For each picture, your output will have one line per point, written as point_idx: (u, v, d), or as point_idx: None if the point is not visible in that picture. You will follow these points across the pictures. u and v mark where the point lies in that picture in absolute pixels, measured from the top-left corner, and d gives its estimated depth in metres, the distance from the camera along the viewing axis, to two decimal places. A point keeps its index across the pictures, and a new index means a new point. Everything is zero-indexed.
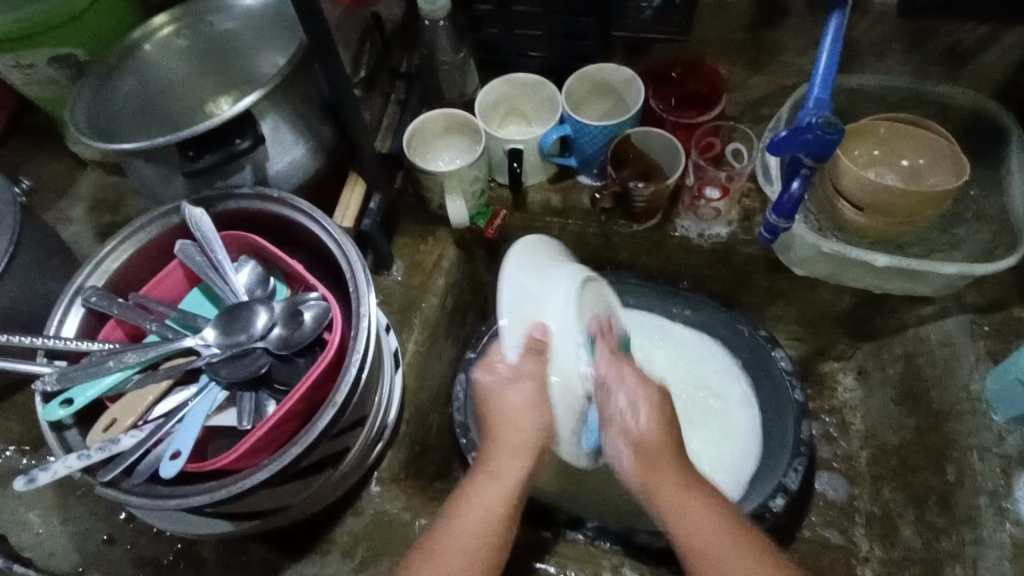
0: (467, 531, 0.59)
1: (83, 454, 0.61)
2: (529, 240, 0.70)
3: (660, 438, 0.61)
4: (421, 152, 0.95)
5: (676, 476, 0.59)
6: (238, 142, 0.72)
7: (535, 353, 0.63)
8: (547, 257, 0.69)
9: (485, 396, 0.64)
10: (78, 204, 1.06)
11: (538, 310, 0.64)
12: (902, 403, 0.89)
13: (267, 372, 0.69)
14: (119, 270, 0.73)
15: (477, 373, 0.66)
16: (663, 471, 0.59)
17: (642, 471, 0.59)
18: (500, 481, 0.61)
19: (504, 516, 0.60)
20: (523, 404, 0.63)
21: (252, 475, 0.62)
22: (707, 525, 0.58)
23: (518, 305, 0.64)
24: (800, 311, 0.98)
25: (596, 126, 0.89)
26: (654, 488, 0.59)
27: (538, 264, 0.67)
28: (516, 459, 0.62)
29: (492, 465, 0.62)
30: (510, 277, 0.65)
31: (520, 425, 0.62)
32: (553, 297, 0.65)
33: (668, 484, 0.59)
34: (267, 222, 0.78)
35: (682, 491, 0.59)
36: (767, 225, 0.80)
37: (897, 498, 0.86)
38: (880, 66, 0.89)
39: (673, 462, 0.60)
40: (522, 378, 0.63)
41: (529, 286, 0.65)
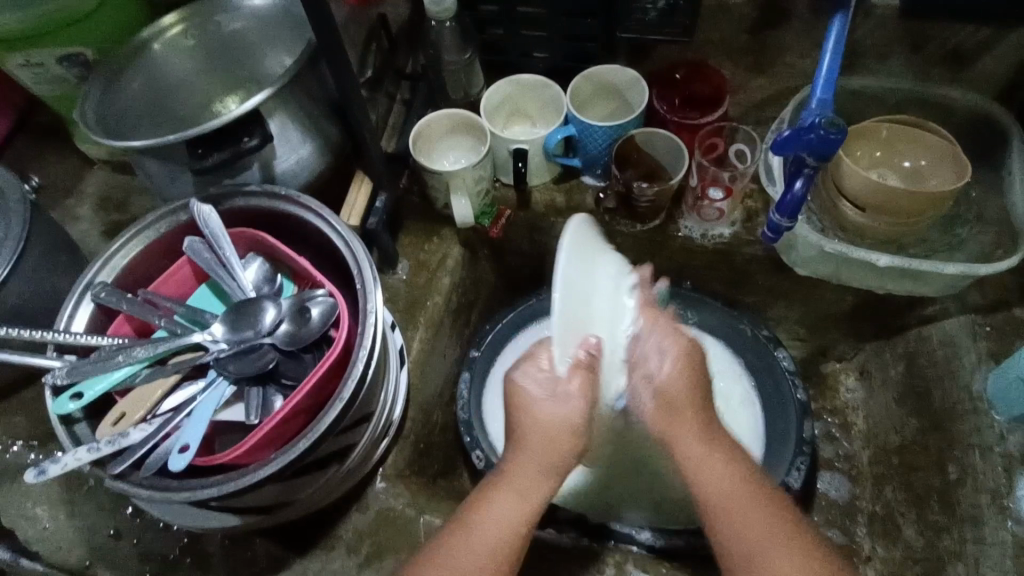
0: (489, 555, 0.56)
1: (92, 446, 0.62)
2: (576, 221, 0.57)
3: (689, 395, 0.60)
4: (426, 152, 0.96)
5: (700, 429, 0.59)
6: (247, 140, 0.73)
7: (585, 368, 0.57)
8: (590, 246, 0.57)
9: (520, 402, 0.59)
10: (86, 202, 1.07)
11: (592, 319, 0.57)
12: (903, 403, 0.90)
13: (275, 367, 0.70)
14: (128, 267, 0.74)
15: (516, 376, 0.60)
16: (685, 417, 0.59)
17: (661, 415, 0.59)
18: (522, 501, 0.57)
19: (518, 549, 0.56)
20: (563, 423, 0.58)
21: (260, 469, 0.63)
22: (729, 484, 0.57)
23: (574, 306, 0.54)
24: (802, 311, 0.99)
25: (600, 127, 0.90)
26: (675, 437, 0.59)
27: (584, 250, 0.56)
28: (546, 480, 0.58)
29: (514, 486, 0.58)
30: (565, 266, 0.53)
31: (552, 441, 0.58)
32: (605, 296, 0.57)
33: (690, 433, 0.59)
34: (274, 220, 0.78)
35: (703, 446, 0.58)
36: (769, 224, 0.80)
37: (898, 498, 0.86)
38: (883, 68, 0.90)
39: (696, 413, 0.59)
40: (564, 394, 0.58)
41: (582, 289, 0.55)
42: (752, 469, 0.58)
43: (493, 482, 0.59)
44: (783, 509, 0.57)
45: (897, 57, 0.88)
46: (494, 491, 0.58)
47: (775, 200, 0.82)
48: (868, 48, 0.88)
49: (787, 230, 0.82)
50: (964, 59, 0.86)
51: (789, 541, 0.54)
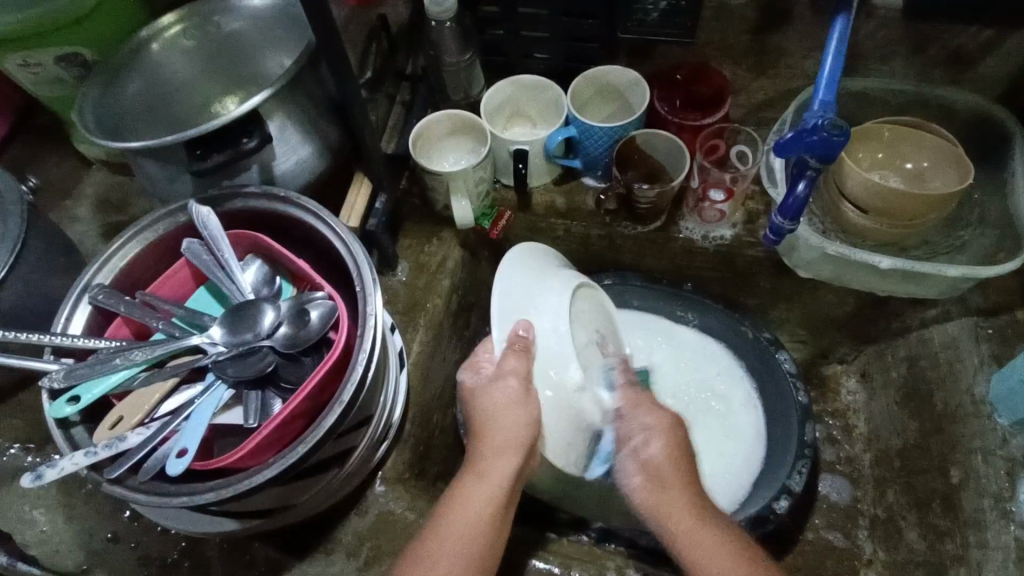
0: (453, 530, 0.59)
1: (90, 451, 0.61)
2: (516, 249, 0.75)
3: (677, 468, 0.64)
4: (426, 153, 0.96)
5: (688, 505, 0.62)
6: (246, 141, 0.72)
7: (519, 350, 0.65)
8: (535, 265, 0.74)
9: (471, 394, 0.66)
10: (84, 203, 1.06)
11: (529, 310, 0.69)
12: (905, 405, 0.90)
13: (273, 370, 0.69)
14: (126, 269, 0.74)
15: (462, 374, 0.69)
16: (670, 487, 0.63)
17: (647, 492, 0.63)
18: (489, 479, 0.62)
19: (488, 525, 0.60)
20: (505, 402, 0.64)
21: (259, 473, 0.62)
22: (720, 553, 0.59)
23: (509, 302, 0.69)
24: (805, 314, 0.98)
25: (601, 127, 0.89)
26: (664, 513, 0.61)
27: (534, 269, 0.73)
28: (502, 457, 0.63)
29: (481, 464, 0.63)
30: (503, 281, 0.70)
31: (501, 423, 0.63)
32: (547, 298, 0.70)
33: (679, 507, 0.61)
34: (272, 221, 0.78)
35: (692, 519, 0.61)
36: (772, 226, 0.79)
37: (901, 501, 0.86)
38: (885, 69, 0.90)
39: (682, 486, 0.63)
40: (504, 376, 0.64)
41: (523, 288, 0.70)
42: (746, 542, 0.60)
43: (465, 467, 0.64)
44: (772, 573, 0.58)
45: (900, 58, 0.88)
46: (467, 472, 0.63)
47: (777, 202, 0.81)
48: (870, 49, 0.88)
49: (789, 232, 0.81)
50: (966, 61, 0.85)
51: None
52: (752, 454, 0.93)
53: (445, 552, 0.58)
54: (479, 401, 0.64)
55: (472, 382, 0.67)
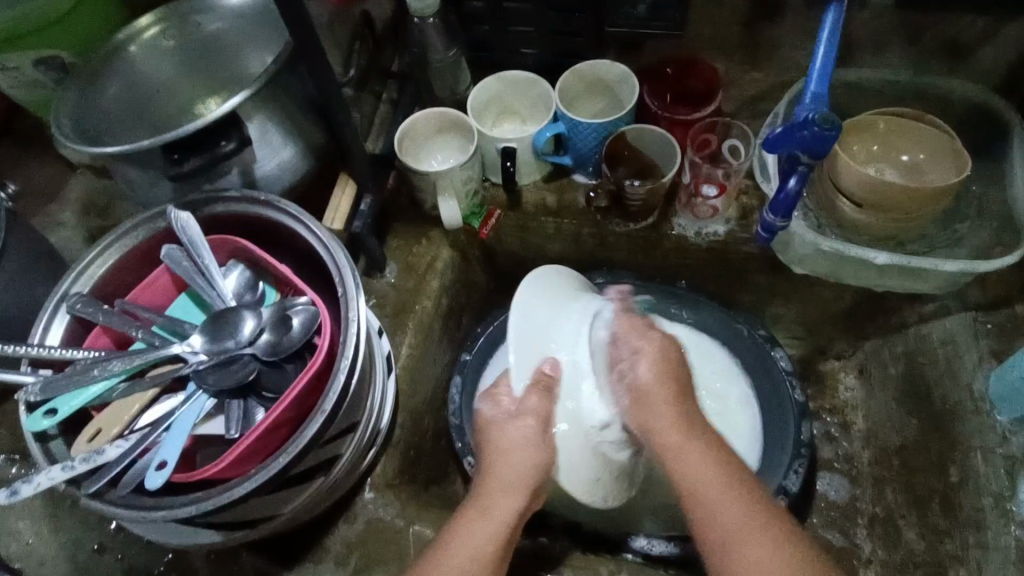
0: (465, 563, 0.60)
1: (67, 465, 0.60)
2: (557, 269, 0.77)
3: (662, 383, 0.67)
4: (413, 152, 0.94)
5: (673, 414, 0.65)
6: (224, 144, 0.71)
7: (542, 388, 0.69)
8: (565, 291, 0.76)
9: (485, 427, 0.69)
10: (68, 208, 1.05)
11: (550, 346, 0.72)
12: (904, 403, 0.88)
13: (256, 378, 0.68)
14: (105, 276, 0.72)
15: (480, 404, 0.70)
16: (653, 396, 0.66)
17: (633, 403, 0.67)
18: (493, 517, 0.63)
19: (493, 561, 0.61)
20: (524, 441, 0.67)
21: (240, 485, 0.61)
22: (703, 466, 0.62)
23: (532, 338, 0.71)
24: (801, 310, 0.97)
25: (590, 124, 0.87)
26: (648, 424, 0.66)
27: (554, 297, 0.74)
28: (508, 496, 0.64)
29: (486, 503, 0.64)
30: (523, 304, 0.72)
31: (514, 462, 0.66)
32: (566, 329, 0.73)
33: (660, 422, 0.65)
34: (255, 226, 0.76)
35: (675, 429, 0.64)
36: (764, 224, 0.79)
37: (899, 499, 0.85)
38: (880, 60, 0.88)
39: (667, 399, 0.66)
40: (524, 415, 0.68)
41: (541, 321, 0.72)
42: (729, 453, 0.64)
43: (468, 505, 0.65)
44: (758, 492, 0.61)
45: (895, 48, 0.86)
46: (469, 510, 0.64)
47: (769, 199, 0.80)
48: (865, 40, 0.86)
49: (781, 229, 0.81)
50: (962, 50, 0.83)
51: (753, 511, 0.59)
52: (748, 457, 0.89)
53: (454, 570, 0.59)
54: (495, 437, 0.67)
55: (486, 416, 0.69)
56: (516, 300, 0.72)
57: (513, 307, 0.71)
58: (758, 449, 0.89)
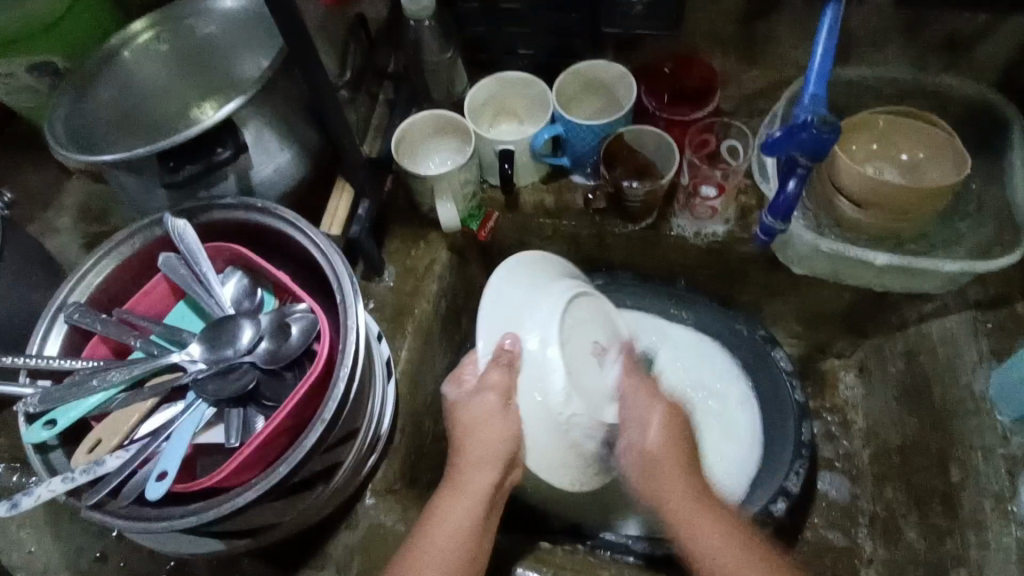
0: (434, 536, 0.62)
1: (67, 477, 0.60)
2: (532, 255, 0.80)
3: (670, 446, 0.68)
4: (410, 154, 0.94)
5: (682, 476, 0.66)
6: (220, 151, 0.70)
7: (504, 364, 0.70)
8: (537, 275, 0.78)
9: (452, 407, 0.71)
10: (65, 214, 1.04)
11: (519, 326, 0.72)
12: (904, 401, 0.88)
13: (255, 387, 0.67)
14: (103, 285, 0.72)
15: (446, 386, 0.73)
16: (657, 443, 0.68)
17: (644, 475, 0.67)
18: (464, 491, 0.65)
19: (470, 538, 0.63)
20: (485, 416, 0.68)
21: (241, 494, 0.61)
22: (713, 537, 0.62)
23: (500, 317, 0.73)
24: (800, 309, 0.97)
25: (589, 126, 0.87)
26: (658, 484, 0.66)
27: (529, 284, 0.76)
28: (480, 470, 0.66)
29: (457, 477, 0.66)
30: (497, 283, 0.75)
31: (481, 437, 0.67)
32: (537, 310, 0.73)
33: (670, 483, 0.65)
34: (252, 233, 0.76)
35: (688, 501, 0.64)
36: (763, 226, 0.78)
37: (900, 498, 0.85)
38: (878, 58, 0.88)
39: (681, 470, 0.66)
40: (484, 390, 0.69)
41: (514, 300, 0.74)
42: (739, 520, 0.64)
43: (444, 482, 0.67)
44: (774, 561, 0.61)
45: (893, 45, 0.85)
46: (446, 488, 0.66)
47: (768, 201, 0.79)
48: (863, 38, 0.86)
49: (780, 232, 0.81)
50: (959, 47, 0.83)
51: None
52: (749, 458, 0.89)
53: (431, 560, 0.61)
54: (463, 414, 0.69)
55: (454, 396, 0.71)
56: (488, 285, 0.75)
57: (485, 293, 0.75)
58: (758, 449, 0.89)
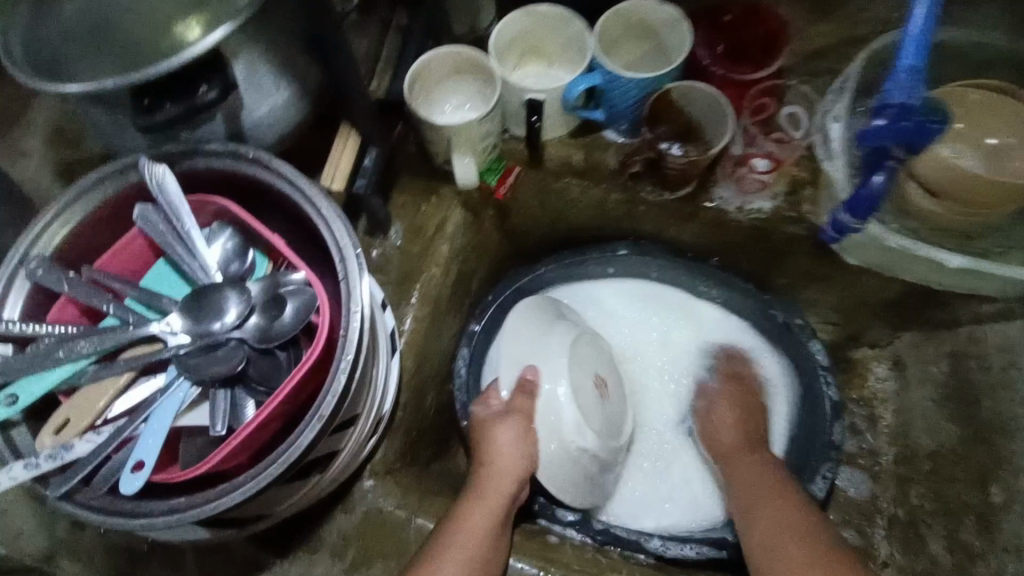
0: (467, 530, 0.66)
1: (31, 462, 0.53)
2: (542, 297, 0.89)
3: (732, 420, 0.81)
4: (424, 97, 0.83)
5: (736, 443, 0.79)
6: (205, 91, 0.59)
7: (524, 391, 0.79)
8: (544, 315, 0.86)
9: (479, 424, 0.78)
10: (34, 134, 0.91)
11: (535, 359, 0.82)
12: (943, 406, 0.83)
13: (244, 369, 0.60)
14: (71, 237, 0.62)
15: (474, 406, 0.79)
16: (724, 412, 0.83)
17: (700, 416, 0.85)
18: (485, 498, 0.70)
19: (489, 538, 0.66)
20: (508, 442, 0.75)
21: (228, 494, 0.54)
22: (755, 482, 0.72)
23: (518, 354, 0.83)
24: (841, 297, 0.89)
25: (633, 78, 0.76)
26: (717, 440, 0.81)
27: (542, 325, 0.85)
28: (502, 480, 0.72)
29: (482, 483, 0.72)
30: (512, 323, 0.85)
31: (503, 456, 0.74)
32: (554, 346, 0.82)
33: (719, 445, 0.80)
34: (243, 185, 0.66)
35: (731, 448, 0.79)
36: (835, 223, 0.72)
37: (926, 506, 0.80)
38: (972, 18, 0.76)
39: (742, 429, 0.81)
40: (510, 412, 0.77)
41: (535, 339, 0.83)
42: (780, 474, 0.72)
43: (469, 489, 0.72)
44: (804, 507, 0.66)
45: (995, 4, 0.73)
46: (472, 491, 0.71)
47: (846, 191, 0.72)
48: None
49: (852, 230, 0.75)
50: None
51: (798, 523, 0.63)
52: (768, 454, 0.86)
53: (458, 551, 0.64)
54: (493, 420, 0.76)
55: (481, 412, 0.79)
56: (505, 327, 0.85)
57: (504, 334, 0.84)
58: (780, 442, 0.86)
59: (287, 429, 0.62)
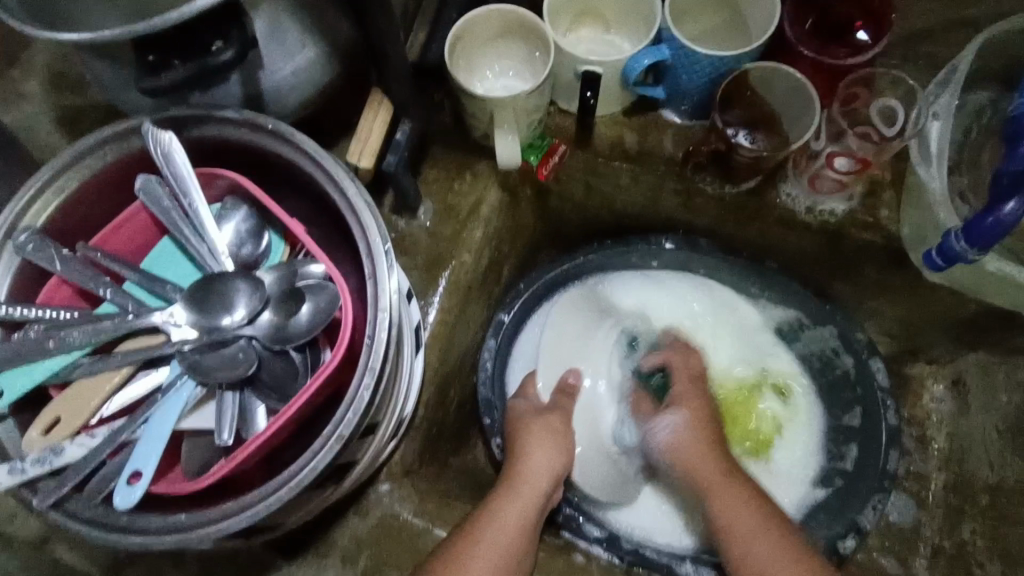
0: (499, 533, 0.62)
1: (15, 467, 0.48)
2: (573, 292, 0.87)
3: (706, 452, 0.71)
4: (464, 61, 0.73)
5: (707, 450, 0.72)
6: (219, 50, 0.50)
7: (565, 393, 0.80)
8: (585, 315, 0.87)
9: (514, 417, 0.75)
10: (33, 75, 0.80)
11: (576, 360, 0.85)
12: (1009, 439, 0.75)
13: (255, 372, 0.53)
14: (65, 208, 0.55)
15: (514, 399, 0.77)
16: (699, 453, 0.71)
17: (673, 449, 0.73)
18: (522, 493, 0.67)
19: (522, 537, 0.64)
20: (551, 449, 0.71)
21: (234, 516, 0.47)
22: (749, 525, 0.64)
23: (556, 352, 0.84)
24: (908, 311, 0.81)
25: (706, 57, 0.67)
26: (697, 477, 0.70)
27: (583, 324, 0.86)
28: (540, 474, 0.69)
29: (519, 478, 0.68)
30: (551, 318, 0.85)
31: (540, 454, 0.71)
32: (596, 346, 0.86)
33: (693, 466, 0.71)
34: (259, 158, 0.58)
35: (718, 484, 0.69)
36: (945, 248, 0.60)
37: (980, 544, 0.74)
38: None
39: (710, 445, 0.72)
40: (554, 409, 0.76)
41: (575, 337, 0.86)
42: (774, 512, 0.66)
43: (500, 484, 0.68)
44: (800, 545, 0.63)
45: None
46: (505, 487, 0.67)
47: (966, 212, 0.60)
48: None
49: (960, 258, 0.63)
50: None
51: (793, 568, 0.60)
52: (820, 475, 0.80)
53: (490, 556, 0.61)
54: (530, 423, 0.73)
55: (517, 410, 0.75)
56: (546, 324, 0.85)
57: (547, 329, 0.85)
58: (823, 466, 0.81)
59: (302, 437, 0.55)
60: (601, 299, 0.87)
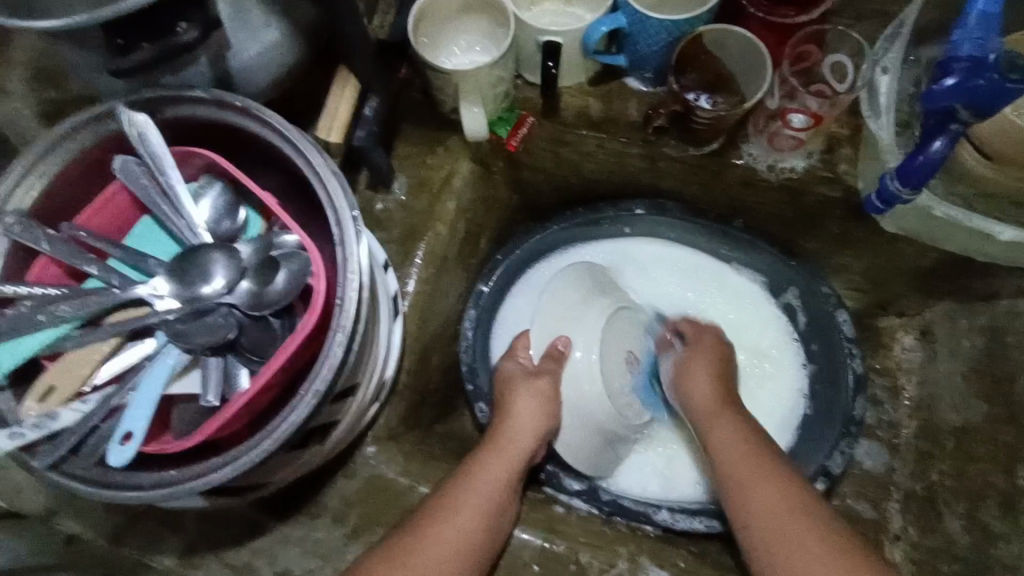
0: (484, 482, 0.66)
1: (15, 432, 0.51)
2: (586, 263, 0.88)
3: (708, 380, 0.76)
4: (429, 39, 0.76)
5: (716, 393, 0.75)
6: (183, 30, 0.53)
7: (552, 358, 0.80)
8: (589, 284, 0.86)
9: (508, 375, 0.78)
10: (15, 71, 0.82)
11: (568, 328, 0.83)
12: (972, 382, 0.77)
13: (235, 337, 0.56)
14: (48, 191, 0.57)
15: (504, 362, 0.80)
16: (699, 379, 0.76)
17: (676, 376, 0.79)
18: (524, 439, 0.72)
19: (505, 488, 0.67)
20: (530, 408, 0.74)
21: (218, 467, 0.50)
22: (734, 445, 0.69)
23: (553, 316, 0.84)
24: (873, 264, 0.83)
25: (661, 23, 0.69)
26: (692, 403, 0.76)
27: (584, 292, 0.86)
28: (526, 435, 0.73)
29: (505, 433, 0.72)
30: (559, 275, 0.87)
31: (529, 417, 0.74)
32: (590, 317, 0.84)
33: (700, 399, 0.75)
34: (233, 137, 0.60)
35: (710, 411, 0.74)
36: (883, 190, 0.66)
37: (946, 484, 0.76)
38: None
39: (718, 394, 0.75)
40: (541, 373, 0.78)
41: (572, 304, 0.85)
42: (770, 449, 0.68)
43: (488, 439, 0.72)
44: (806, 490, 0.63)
45: None
46: (491, 443, 0.71)
47: (896, 160, 0.67)
48: None
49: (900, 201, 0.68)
50: None
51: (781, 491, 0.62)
52: (775, 434, 0.85)
53: (473, 506, 0.64)
54: (518, 384, 0.76)
55: (509, 369, 0.79)
56: (553, 288, 0.86)
57: (550, 292, 0.86)
58: (788, 433, 0.84)
59: (283, 401, 0.58)
60: (605, 273, 0.89)
